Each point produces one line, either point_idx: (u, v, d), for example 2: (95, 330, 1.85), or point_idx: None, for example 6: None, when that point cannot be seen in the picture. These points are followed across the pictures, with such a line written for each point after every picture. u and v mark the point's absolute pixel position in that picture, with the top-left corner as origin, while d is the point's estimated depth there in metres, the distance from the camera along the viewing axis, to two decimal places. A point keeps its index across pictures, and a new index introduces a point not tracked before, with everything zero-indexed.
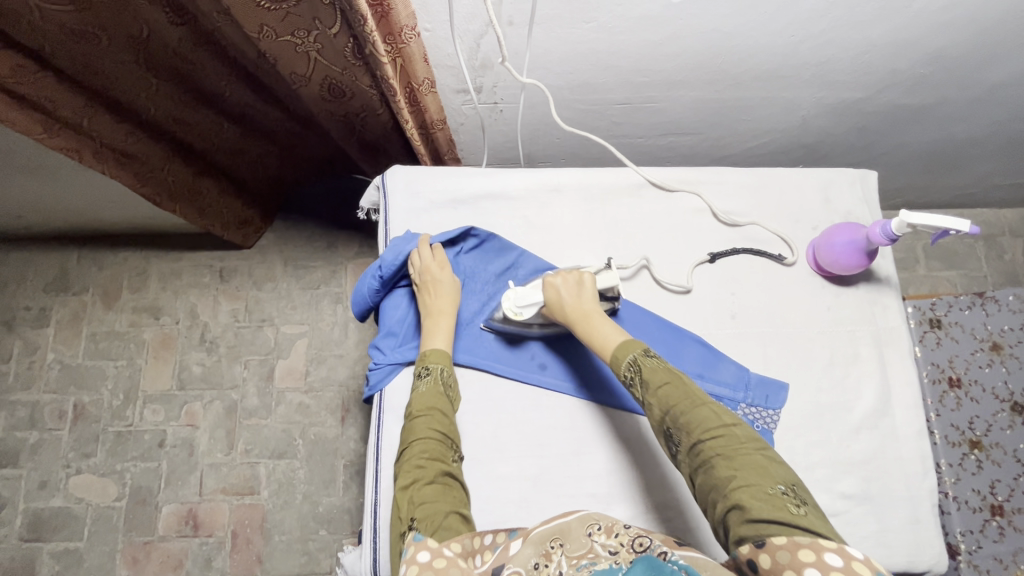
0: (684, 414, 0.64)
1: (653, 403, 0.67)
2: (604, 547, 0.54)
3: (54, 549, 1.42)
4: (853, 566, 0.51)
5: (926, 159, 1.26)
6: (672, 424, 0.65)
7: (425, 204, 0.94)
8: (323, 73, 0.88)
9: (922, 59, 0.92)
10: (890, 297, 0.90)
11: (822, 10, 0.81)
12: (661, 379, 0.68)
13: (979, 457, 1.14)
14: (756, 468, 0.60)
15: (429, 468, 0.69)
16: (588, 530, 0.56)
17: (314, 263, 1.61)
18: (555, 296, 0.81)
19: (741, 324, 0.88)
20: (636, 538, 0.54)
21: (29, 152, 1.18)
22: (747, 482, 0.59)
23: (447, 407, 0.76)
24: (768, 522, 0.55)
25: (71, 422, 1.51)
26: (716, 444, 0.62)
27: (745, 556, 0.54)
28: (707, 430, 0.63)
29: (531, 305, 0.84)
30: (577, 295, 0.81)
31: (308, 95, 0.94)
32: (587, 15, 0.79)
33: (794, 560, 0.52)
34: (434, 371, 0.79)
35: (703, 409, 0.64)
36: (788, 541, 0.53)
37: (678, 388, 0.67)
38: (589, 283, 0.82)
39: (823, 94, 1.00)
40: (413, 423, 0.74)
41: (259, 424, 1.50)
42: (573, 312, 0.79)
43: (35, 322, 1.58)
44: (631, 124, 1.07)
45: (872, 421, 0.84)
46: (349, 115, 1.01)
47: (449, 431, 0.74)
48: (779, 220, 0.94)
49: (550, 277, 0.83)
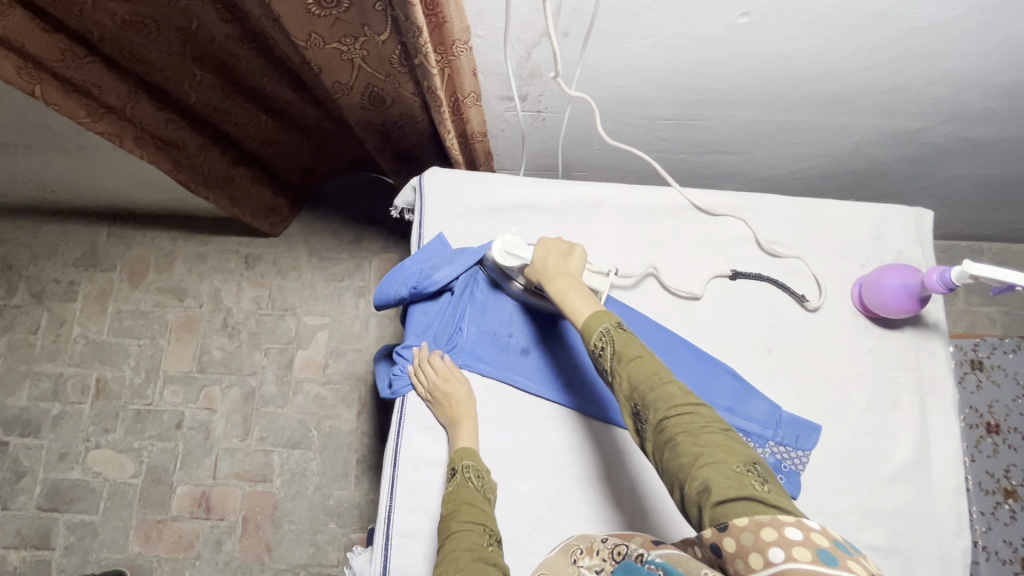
0: (651, 390, 0.59)
1: (623, 379, 0.62)
2: (590, 569, 0.59)
3: (70, 520, 1.45)
4: (812, 539, 0.46)
5: (980, 194, 1.21)
6: (639, 401, 0.60)
7: (461, 209, 0.92)
8: (365, 81, 0.86)
9: (992, 93, 0.88)
10: (936, 344, 0.86)
11: (895, 39, 0.77)
12: (633, 352, 0.62)
13: (1013, 507, 1.13)
14: (723, 444, 0.54)
15: (462, 557, 0.65)
16: (572, 558, 0.62)
17: (338, 256, 1.60)
18: (542, 258, 0.78)
19: (777, 359, 0.85)
20: (615, 548, 0.59)
21: (69, 131, 1.19)
22: (713, 459, 0.53)
23: (481, 498, 0.73)
24: (731, 500, 0.50)
25: (93, 396, 1.53)
26: (683, 420, 0.56)
27: (709, 540, 0.50)
28: (672, 406, 0.57)
29: (517, 258, 0.83)
30: (562, 261, 0.77)
31: (348, 105, 0.92)
32: (647, 31, 0.76)
33: (757, 541, 0.47)
34: (461, 470, 0.76)
35: (670, 386, 0.59)
36: (750, 521, 0.48)
37: (649, 365, 0.61)
38: (580, 255, 0.79)
39: (881, 122, 0.96)
40: (446, 523, 0.71)
41: (276, 413, 1.51)
42: (554, 273, 0.76)
43: (63, 295, 1.60)
44: (674, 140, 1.04)
45: (906, 473, 0.81)
46: (386, 124, 0.99)
47: (484, 518, 0.71)
48: (826, 255, 0.90)
49: (545, 240, 0.81)
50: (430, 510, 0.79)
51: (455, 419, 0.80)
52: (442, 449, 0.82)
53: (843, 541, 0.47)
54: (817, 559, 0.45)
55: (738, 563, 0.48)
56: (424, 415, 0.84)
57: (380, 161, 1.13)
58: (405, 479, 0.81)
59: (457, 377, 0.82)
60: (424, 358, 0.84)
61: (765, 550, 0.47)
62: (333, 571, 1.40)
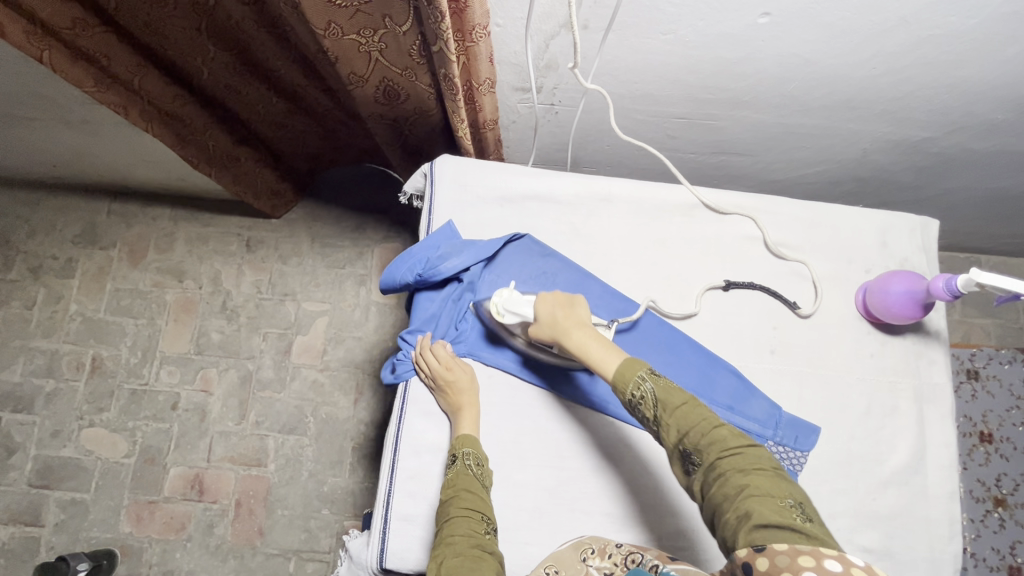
0: (703, 434, 0.60)
1: (671, 425, 0.62)
2: (600, 569, 0.63)
3: (61, 498, 1.44)
4: (851, 570, 0.47)
5: (982, 206, 1.22)
6: (690, 444, 0.60)
7: (472, 198, 0.92)
8: (381, 74, 0.85)
9: (1001, 106, 0.89)
10: (937, 352, 0.86)
11: (911, 46, 0.77)
12: (679, 399, 0.63)
13: (1003, 515, 1.16)
14: (771, 482, 0.56)
15: (460, 542, 0.65)
16: (583, 556, 0.65)
17: (341, 243, 1.60)
18: (548, 314, 0.77)
19: (780, 359, 0.86)
20: (628, 556, 0.63)
21: (75, 106, 1.18)
22: (760, 492, 0.55)
23: (481, 487, 0.73)
24: (773, 527, 0.52)
25: (88, 374, 1.52)
26: (734, 460, 0.58)
27: (743, 560, 0.52)
28: (724, 448, 0.58)
29: (517, 314, 0.80)
30: (569, 312, 0.77)
31: (361, 97, 0.92)
32: (666, 26, 0.76)
33: (794, 565, 0.49)
34: (462, 458, 0.76)
35: (721, 429, 0.60)
36: (789, 547, 0.50)
37: (697, 411, 0.62)
38: (581, 304, 0.79)
39: (891, 129, 0.97)
40: (444, 507, 0.71)
41: (272, 398, 1.50)
42: (566, 324, 0.76)
43: (60, 272, 1.58)
44: (684, 139, 1.04)
45: (902, 477, 0.82)
46: (398, 119, 0.99)
47: (481, 505, 0.71)
48: (832, 260, 0.90)
49: (544, 296, 0.79)
50: (428, 496, 0.79)
51: (458, 408, 0.80)
52: (443, 436, 0.82)
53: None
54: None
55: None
56: (426, 401, 0.84)
57: (389, 155, 1.13)
58: (406, 464, 0.81)
59: (460, 364, 0.82)
60: (428, 346, 0.84)
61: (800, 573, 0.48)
62: (325, 557, 1.40)
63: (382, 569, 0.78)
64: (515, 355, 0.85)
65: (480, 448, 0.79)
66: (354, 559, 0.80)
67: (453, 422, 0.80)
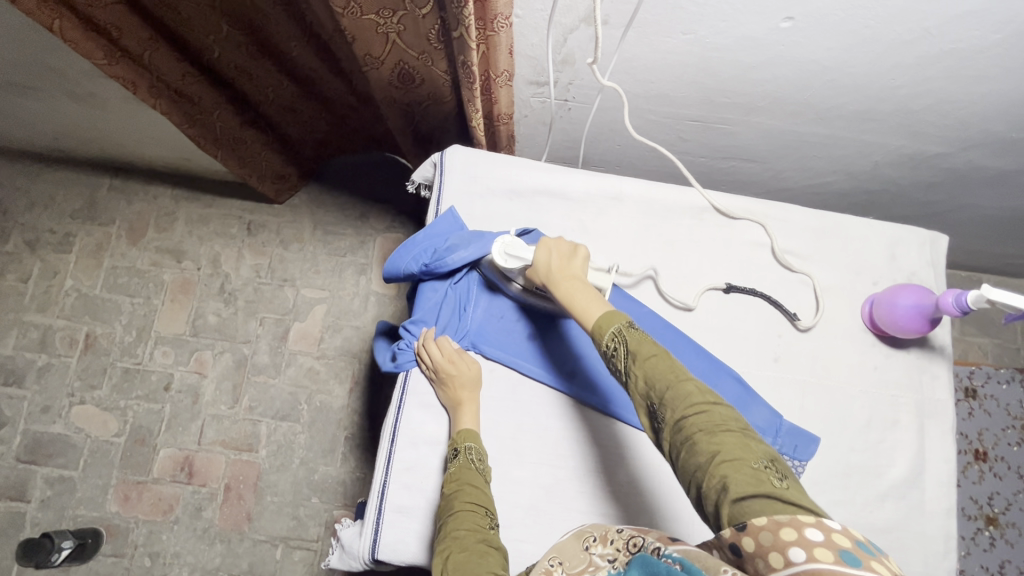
0: (668, 389, 0.58)
1: (638, 379, 0.60)
2: (603, 557, 0.56)
3: (48, 475, 1.42)
4: (834, 539, 0.45)
5: (988, 225, 1.22)
6: (655, 398, 0.59)
7: (481, 189, 0.91)
8: (398, 57, 0.84)
9: (1017, 124, 0.88)
10: (941, 368, 0.86)
11: (933, 59, 0.77)
12: (648, 351, 0.61)
13: (993, 534, 1.18)
14: (739, 442, 0.53)
15: (466, 537, 0.64)
16: (585, 545, 0.58)
17: (343, 231, 1.58)
18: (545, 260, 0.77)
19: (783, 368, 0.85)
20: (630, 540, 0.56)
21: (81, 77, 1.16)
22: (732, 455, 0.52)
23: (483, 481, 0.72)
24: (750, 497, 0.50)
25: (81, 351, 1.50)
26: (700, 419, 0.55)
27: (728, 539, 0.49)
28: (690, 404, 0.56)
29: (518, 259, 0.80)
30: (566, 263, 0.76)
31: (376, 80, 0.91)
32: (687, 26, 0.75)
33: (778, 541, 0.46)
34: (464, 452, 0.75)
35: (687, 383, 0.58)
36: (769, 521, 0.47)
37: (665, 364, 0.60)
38: (584, 255, 0.78)
39: (903, 143, 0.96)
40: (447, 501, 0.70)
41: (267, 382, 1.49)
42: (559, 274, 0.75)
43: (57, 246, 1.56)
44: (696, 142, 1.04)
45: (900, 491, 0.81)
46: (412, 104, 0.97)
47: (486, 501, 0.70)
48: (840, 271, 0.90)
49: (546, 240, 0.79)
50: (425, 489, 0.79)
51: (458, 403, 0.79)
52: (442, 429, 0.81)
53: (866, 542, 0.46)
54: (840, 560, 0.44)
55: (758, 562, 0.47)
56: (426, 393, 0.83)
57: (399, 140, 1.12)
58: (402, 455, 0.80)
59: (463, 358, 0.81)
60: (432, 337, 0.83)
61: (786, 550, 0.46)
62: (312, 546, 1.39)
63: (374, 560, 0.77)
64: (510, 302, 0.87)
65: (481, 443, 0.78)
66: (346, 548, 0.79)
67: (453, 416, 0.80)
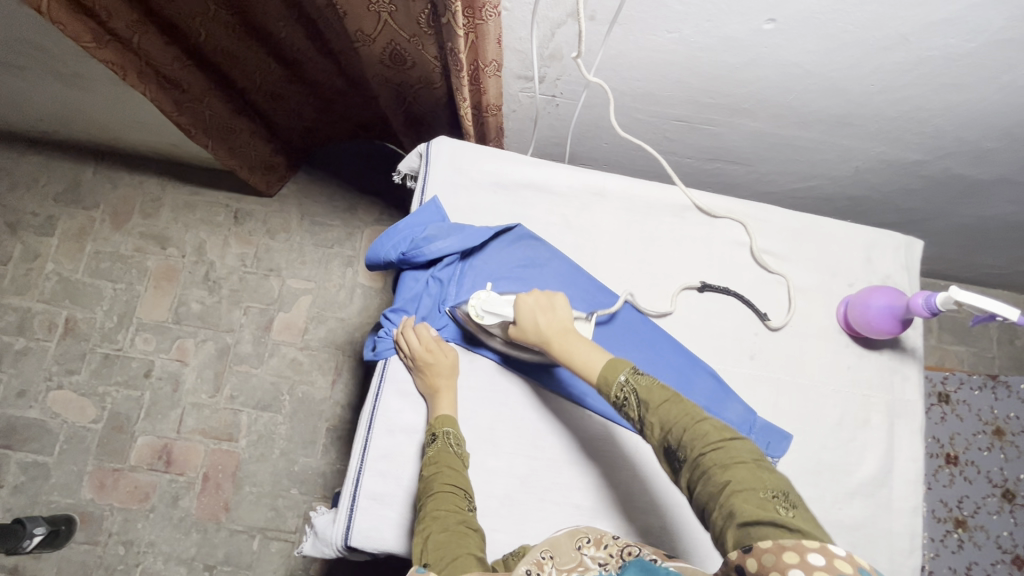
0: (685, 431, 0.58)
1: (654, 423, 0.60)
2: (593, 559, 0.59)
3: (22, 460, 1.41)
4: (836, 564, 0.46)
5: (965, 233, 1.24)
6: (673, 440, 0.58)
7: (466, 182, 0.91)
8: (388, 36, 0.84)
9: (992, 133, 0.90)
10: (912, 369, 0.88)
11: (910, 65, 0.78)
12: (661, 396, 0.61)
13: (962, 536, 1.20)
14: (752, 475, 0.54)
15: (446, 517, 0.65)
16: (578, 544, 0.60)
17: (330, 222, 1.58)
18: (529, 319, 0.76)
19: (758, 365, 0.87)
20: (624, 548, 0.59)
21: (67, 56, 1.15)
22: (743, 487, 0.53)
23: (462, 465, 0.73)
24: (758, 522, 0.50)
25: (60, 335, 1.48)
26: (715, 455, 0.55)
27: (734, 561, 0.50)
28: (706, 443, 0.56)
29: (496, 315, 0.79)
30: (551, 316, 0.76)
31: (367, 58, 0.90)
32: (672, 25, 0.77)
33: (779, 563, 0.47)
34: (442, 437, 0.75)
35: (703, 423, 0.58)
36: (773, 543, 0.48)
37: (680, 407, 0.60)
38: (562, 305, 0.78)
39: (882, 149, 0.98)
40: (425, 485, 0.71)
41: (249, 372, 1.48)
42: (550, 331, 0.74)
43: (39, 229, 1.54)
44: (681, 142, 1.05)
45: (869, 489, 0.83)
46: (403, 85, 0.97)
47: (464, 484, 0.71)
48: (817, 272, 0.91)
49: (522, 297, 0.78)
50: (400, 476, 0.79)
51: (435, 390, 0.79)
52: (418, 417, 0.82)
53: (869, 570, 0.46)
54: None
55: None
56: (404, 381, 0.83)
57: (390, 122, 1.12)
58: (378, 443, 0.80)
59: (441, 347, 0.81)
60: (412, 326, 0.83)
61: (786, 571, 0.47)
62: (290, 537, 1.38)
63: (347, 547, 0.77)
64: (493, 355, 0.84)
65: (458, 429, 0.79)
66: (319, 535, 0.79)
67: (431, 404, 0.80)
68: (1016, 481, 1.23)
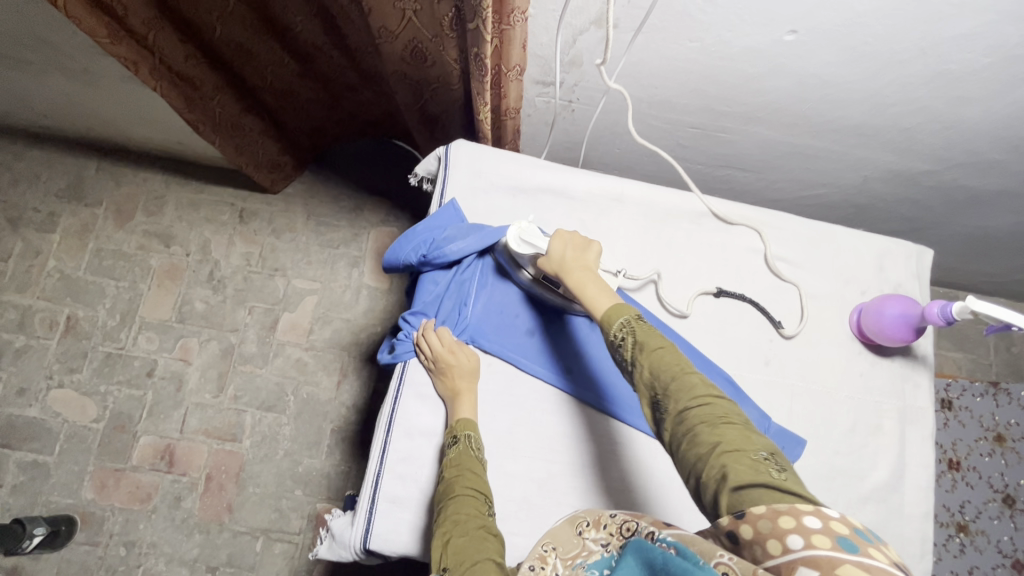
0: (673, 380, 0.59)
1: (645, 368, 0.61)
2: (596, 541, 0.57)
3: (21, 459, 1.39)
4: (833, 526, 0.45)
5: (966, 242, 1.26)
6: (660, 390, 0.60)
7: (485, 184, 0.92)
8: (412, 34, 0.84)
9: (1002, 145, 0.92)
10: (923, 376, 0.89)
11: (926, 78, 0.80)
12: (656, 342, 0.62)
13: (963, 541, 1.22)
14: (741, 434, 0.54)
15: (466, 521, 0.65)
16: (578, 530, 0.59)
17: (337, 222, 1.57)
18: (559, 251, 0.78)
19: (773, 372, 0.88)
20: (623, 524, 0.56)
21: (77, 52, 1.14)
22: (730, 447, 0.53)
23: (483, 469, 0.73)
24: (748, 486, 0.50)
25: (61, 333, 1.47)
26: (703, 411, 0.56)
27: (726, 526, 0.49)
28: (694, 396, 0.57)
29: (531, 246, 0.81)
30: (579, 254, 0.77)
31: (388, 56, 0.90)
32: (694, 34, 0.78)
33: (776, 529, 0.46)
34: (463, 439, 0.75)
35: (692, 376, 0.59)
36: (767, 509, 0.48)
37: (672, 356, 0.62)
38: (597, 251, 0.79)
39: (892, 159, 1.00)
40: (446, 486, 0.71)
41: (254, 372, 1.47)
42: (573, 265, 0.76)
43: (40, 225, 1.53)
44: (694, 149, 1.06)
45: (881, 494, 0.84)
46: (421, 83, 0.97)
47: (484, 487, 0.71)
48: (831, 280, 0.92)
49: (561, 232, 0.80)
50: (418, 479, 0.79)
51: (456, 393, 0.80)
52: (437, 421, 0.82)
53: (864, 530, 0.46)
54: (837, 546, 0.44)
55: (754, 550, 0.47)
56: (423, 383, 0.83)
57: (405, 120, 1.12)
58: (397, 446, 0.80)
59: (463, 350, 0.82)
60: (432, 328, 0.84)
61: (784, 537, 0.46)
62: (293, 539, 1.37)
63: (365, 550, 0.77)
64: (519, 291, 0.88)
65: (479, 433, 0.79)
66: (336, 537, 0.79)
67: (451, 407, 0.80)
68: (1017, 486, 1.26)
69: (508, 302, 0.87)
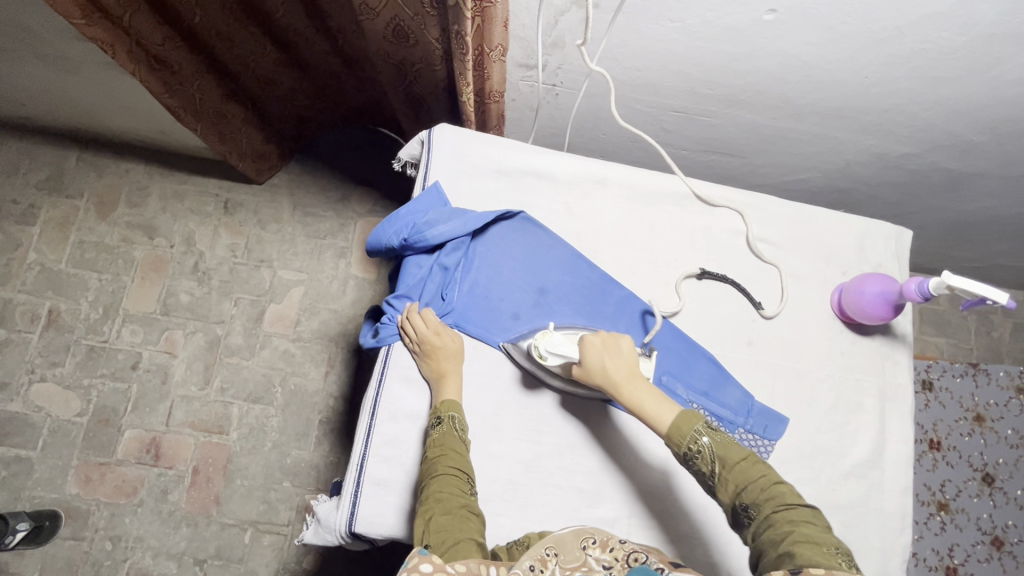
0: (761, 490, 0.62)
1: (730, 479, 0.63)
2: (598, 561, 0.60)
3: (4, 455, 1.37)
4: None
5: (945, 227, 1.28)
6: (747, 498, 0.62)
7: (468, 169, 0.91)
8: (393, 11, 0.83)
9: (978, 127, 0.93)
10: (902, 354, 0.91)
11: (904, 58, 0.80)
12: (739, 455, 0.64)
13: (944, 519, 1.25)
14: (820, 534, 0.59)
15: (449, 500, 0.66)
16: (584, 544, 0.61)
17: (323, 213, 1.56)
18: (598, 363, 0.74)
19: (755, 351, 0.89)
20: (631, 554, 0.60)
21: (53, 38, 1.12)
22: (805, 538, 0.58)
23: (466, 448, 0.73)
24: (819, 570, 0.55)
25: (43, 327, 1.45)
26: (788, 513, 0.60)
27: None
28: (781, 502, 0.61)
29: (559, 357, 0.77)
30: (618, 359, 0.74)
31: (370, 33, 0.90)
32: (675, 13, 0.78)
33: None
34: (447, 420, 0.75)
35: (779, 486, 0.62)
36: None
37: (754, 467, 0.64)
38: (628, 347, 0.76)
39: (873, 141, 1.01)
40: (429, 465, 0.71)
41: (240, 364, 1.46)
42: (619, 375, 0.73)
43: (20, 218, 1.50)
44: (678, 133, 1.06)
45: (861, 471, 0.85)
46: (404, 63, 0.97)
47: (466, 466, 0.71)
48: (812, 259, 0.93)
49: (590, 338, 0.76)
50: (404, 462, 0.79)
51: (440, 374, 0.80)
52: (422, 403, 0.82)
53: None
54: None
55: None
56: (408, 366, 0.83)
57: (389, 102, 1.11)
58: (382, 429, 0.80)
59: (449, 333, 0.82)
60: (417, 312, 0.83)
61: None
62: (282, 530, 1.36)
63: (351, 534, 0.77)
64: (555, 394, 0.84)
65: (464, 415, 0.79)
66: (322, 522, 0.79)
67: (435, 389, 0.80)
68: (995, 465, 1.29)
69: (494, 285, 0.87)
